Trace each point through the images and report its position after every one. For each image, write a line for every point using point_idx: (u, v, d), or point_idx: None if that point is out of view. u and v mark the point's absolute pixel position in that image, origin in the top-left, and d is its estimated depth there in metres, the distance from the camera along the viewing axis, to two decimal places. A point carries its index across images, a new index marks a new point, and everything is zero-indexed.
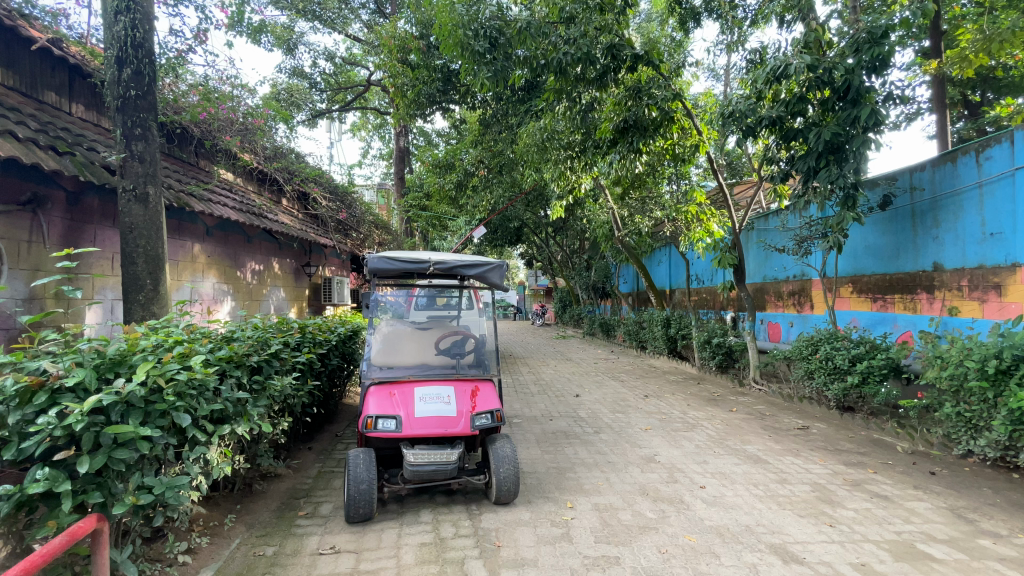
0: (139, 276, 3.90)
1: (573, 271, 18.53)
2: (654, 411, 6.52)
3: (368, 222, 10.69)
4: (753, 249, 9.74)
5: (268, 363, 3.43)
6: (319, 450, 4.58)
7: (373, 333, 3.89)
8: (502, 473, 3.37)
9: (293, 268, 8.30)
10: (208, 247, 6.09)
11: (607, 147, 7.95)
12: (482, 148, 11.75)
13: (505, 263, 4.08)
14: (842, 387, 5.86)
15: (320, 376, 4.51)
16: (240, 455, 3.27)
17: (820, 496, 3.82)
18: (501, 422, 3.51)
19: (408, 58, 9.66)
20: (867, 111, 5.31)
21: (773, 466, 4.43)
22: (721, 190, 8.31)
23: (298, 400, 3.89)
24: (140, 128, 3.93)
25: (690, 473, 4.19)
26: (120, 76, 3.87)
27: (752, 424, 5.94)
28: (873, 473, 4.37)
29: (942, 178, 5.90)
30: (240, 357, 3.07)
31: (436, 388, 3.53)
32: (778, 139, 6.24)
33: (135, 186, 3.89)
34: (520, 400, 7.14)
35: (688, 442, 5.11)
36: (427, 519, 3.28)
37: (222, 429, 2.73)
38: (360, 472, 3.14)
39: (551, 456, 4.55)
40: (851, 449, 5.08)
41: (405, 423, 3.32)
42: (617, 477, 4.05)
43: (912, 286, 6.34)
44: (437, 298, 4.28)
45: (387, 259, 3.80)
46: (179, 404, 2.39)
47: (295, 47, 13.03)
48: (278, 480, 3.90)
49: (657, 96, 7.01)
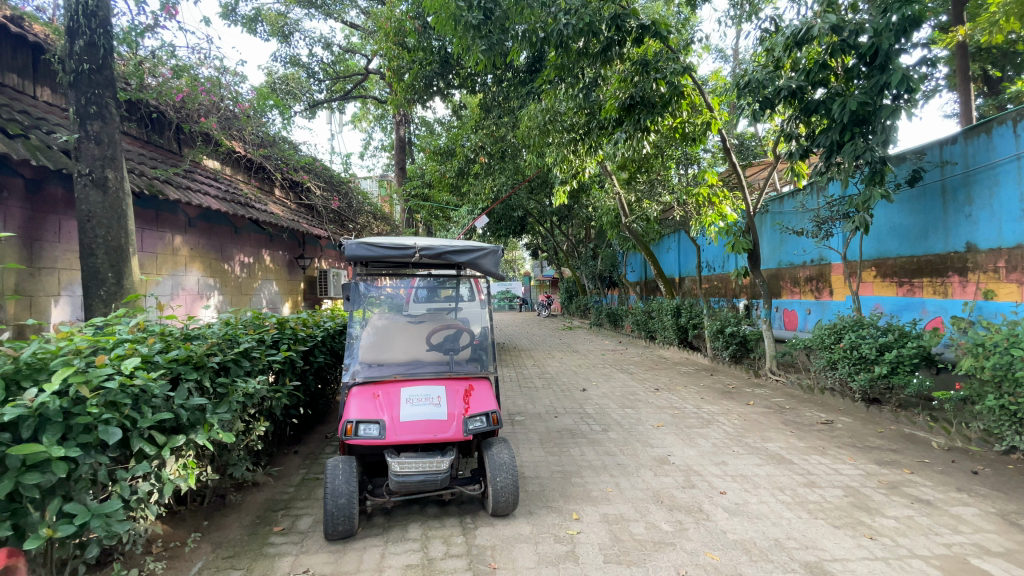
0: (100, 270, 3.57)
1: (578, 262, 18.09)
2: (666, 406, 6.13)
3: (365, 213, 10.38)
4: (768, 232, 9.31)
5: (237, 363, 3.04)
6: (305, 455, 4.25)
7: (365, 326, 3.58)
8: (499, 483, 3.00)
9: (286, 260, 7.94)
10: (191, 239, 5.76)
11: (612, 126, 7.56)
12: (484, 134, 11.33)
13: (501, 248, 3.60)
14: (868, 378, 5.47)
15: (304, 376, 4.16)
16: (207, 466, 2.92)
17: (855, 501, 3.43)
18: (497, 424, 3.15)
19: (405, 41, 9.34)
20: (898, 78, 4.83)
21: (799, 467, 4.04)
22: (733, 170, 7.83)
23: (275, 403, 3.51)
24: (95, 106, 3.58)
25: (708, 477, 3.80)
26: (71, 49, 3.52)
27: (772, 419, 5.54)
28: (910, 474, 3.98)
29: (976, 152, 5.46)
30: (200, 358, 2.69)
31: (425, 388, 3.17)
32: (799, 113, 5.77)
33: (92, 170, 3.56)
34: (524, 395, 6.77)
35: (703, 440, 4.73)
36: (415, 535, 2.93)
37: (175, 440, 2.39)
38: (339, 485, 2.79)
39: (556, 459, 4.18)
40: (882, 445, 4.68)
41: (389, 428, 2.95)
42: (628, 483, 3.67)
43: (943, 269, 5.92)
44: (439, 289, 3.89)
45: (365, 246, 3.34)
46: (109, 417, 2.03)
47: (290, 35, 12.66)
48: (255, 489, 3.54)
49: (666, 70, 6.62)
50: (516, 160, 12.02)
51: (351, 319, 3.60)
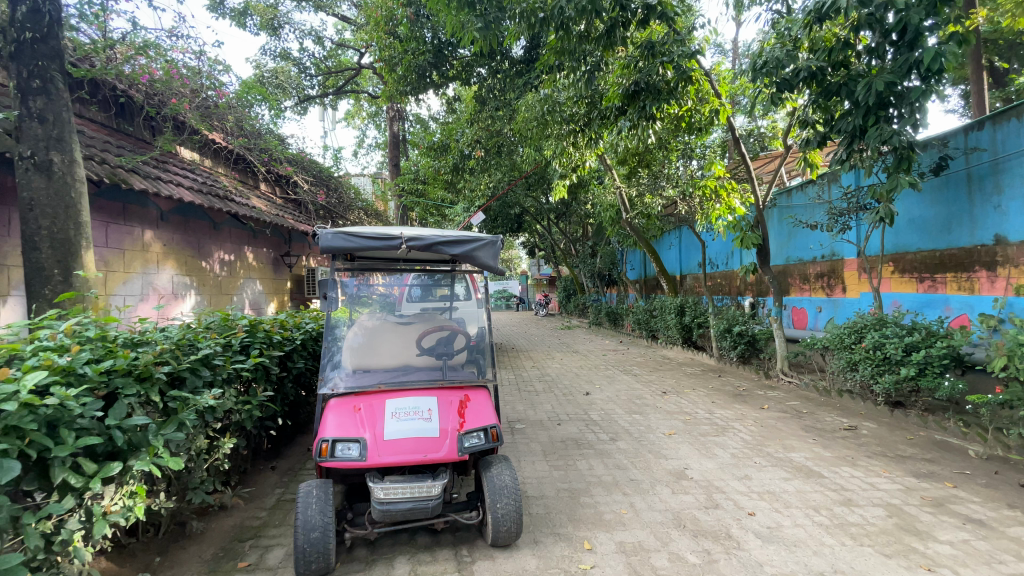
0: (44, 265, 3.14)
1: (577, 260, 17.71)
2: (676, 412, 5.73)
3: (356, 209, 9.96)
4: (776, 227, 8.93)
5: (195, 373, 2.62)
6: (284, 471, 3.84)
7: (354, 327, 3.15)
8: (500, 511, 2.60)
9: (271, 258, 7.50)
10: (163, 235, 5.32)
11: (615, 115, 7.19)
12: (479, 127, 10.94)
13: (498, 240, 3.21)
14: (893, 381, 5.08)
15: (280, 385, 3.74)
16: (158, 494, 2.50)
17: (900, 523, 3.05)
18: (497, 441, 2.75)
19: (397, 31, 8.98)
20: (930, 55, 4.43)
21: (831, 481, 3.66)
22: (742, 161, 7.43)
23: (243, 416, 3.10)
24: (39, 79, 3.16)
25: (732, 494, 3.41)
26: (12, 15, 3.12)
27: (791, 425, 5.15)
28: (953, 489, 3.60)
29: (1006, 138, 5.07)
30: (146, 368, 2.28)
31: (413, 401, 2.77)
32: (818, 96, 5.41)
33: (35, 152, 3.14)
34: (524, 400, 6.36)
35: (721, 450, 4.33)
36: (403, 572, 2.52)
37: (108, 469, 2.00)
38: (312, 516, 2.38)
39: (561, 474, 3.78)
40: (914, 455, 4.31)
41: (371, 448, 2.54)
42: (644, 502, 3.26)
43: (968, 263, 5.55)
44: (435, 289, 3.41)
45: (343, 236, 2.91)
46: (7, 448, 1.64)
47: (280, 27, 12.19)
48: (222, 514, 3.12)
49: (673, 52, 6.20)
50: (513, 155, 11.65)
51: (337, 320, 3.15)
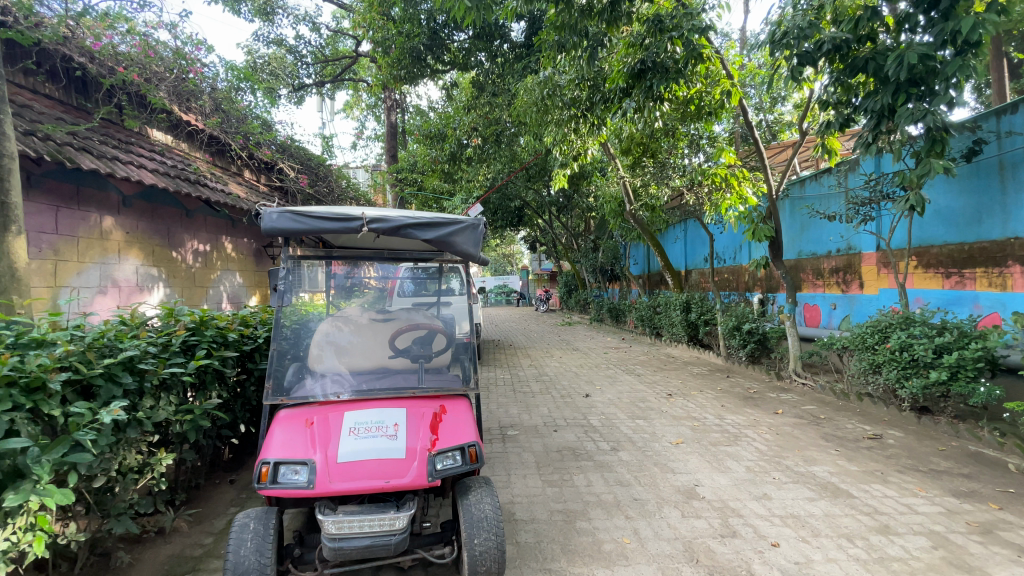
0: None
1: (578, 255, 17.22)
2: (684, 417, 5.28)
3: (348, 199, 9.53)
4: (787, 219, 8.52)
5: (113, 381, 2.20)
6: (244, 485, 3.41)
7: (329, 321, 2.77)
8: (477, 548, 2.15)
9: (253, 249, 7.10)
10: (126, 223, 4.89)
11: (619, 98, 6.69)
12: (477, 115, 10.47)
13: (480, 223, 2.75)
14: (921, 385, 4.62)
15: (235, 388, 3.30)
16: (68, 526, 2.08)
17: (948, 557, 2.61)
18: (476, 463, 2.30)
19: (391, 12, 8.50)
20: (968, 24, 3.97)
21: (861, 502, 3.22)
22: (755, 148, 6.94)
23: (186, 427, 2.65)
24: None
25: (750, 518, 2.98)
26: None
27: (809, 433, 4.71)
28: (1000, 512, 3.15)
29: None
30: (38, 376, 1.86)
31: (378, 415, 2.34)
32: (841, 73, 4.95)
33: None
34: (519, 403, 5.93)
35: (734, 463, 3.89)
36: None
37: None
38: (246, 556, 1.95)
39: (556, 491, 3.35)
40: (949, 469, 3.86)
41: (320, 472, 2.09)
42: (649, 529, 2.83)
43: (1000, 257, 5.10)
44: (429, 283, 3.01)
45: (291, 216, 2.49)
46: None
47: (274, 13, 11.70)
48: (160, 541, 2.69)
49: (683, 27, 5.69)
50: (513, 146, 11.16)
51: (310, 313, 2.74)
